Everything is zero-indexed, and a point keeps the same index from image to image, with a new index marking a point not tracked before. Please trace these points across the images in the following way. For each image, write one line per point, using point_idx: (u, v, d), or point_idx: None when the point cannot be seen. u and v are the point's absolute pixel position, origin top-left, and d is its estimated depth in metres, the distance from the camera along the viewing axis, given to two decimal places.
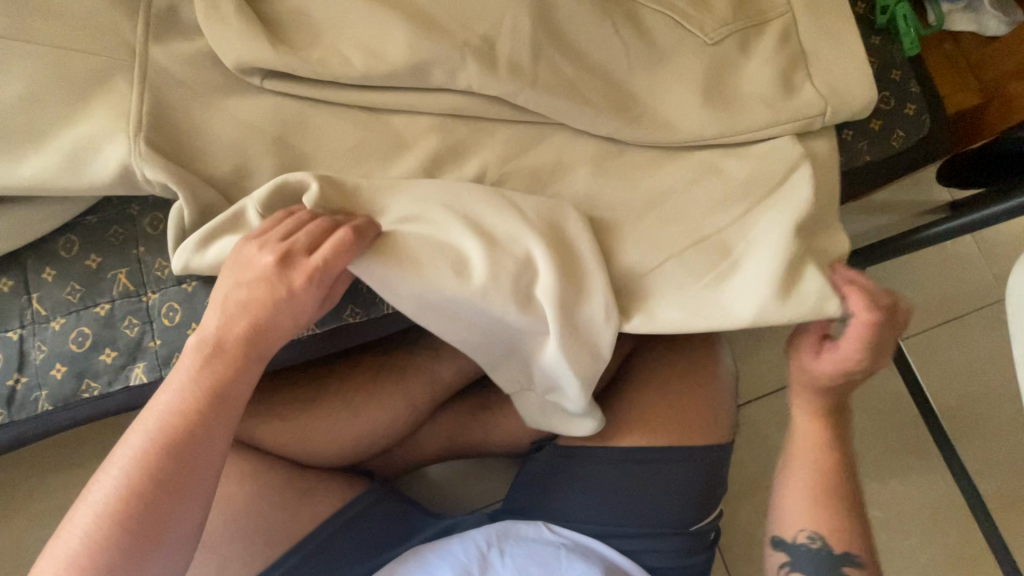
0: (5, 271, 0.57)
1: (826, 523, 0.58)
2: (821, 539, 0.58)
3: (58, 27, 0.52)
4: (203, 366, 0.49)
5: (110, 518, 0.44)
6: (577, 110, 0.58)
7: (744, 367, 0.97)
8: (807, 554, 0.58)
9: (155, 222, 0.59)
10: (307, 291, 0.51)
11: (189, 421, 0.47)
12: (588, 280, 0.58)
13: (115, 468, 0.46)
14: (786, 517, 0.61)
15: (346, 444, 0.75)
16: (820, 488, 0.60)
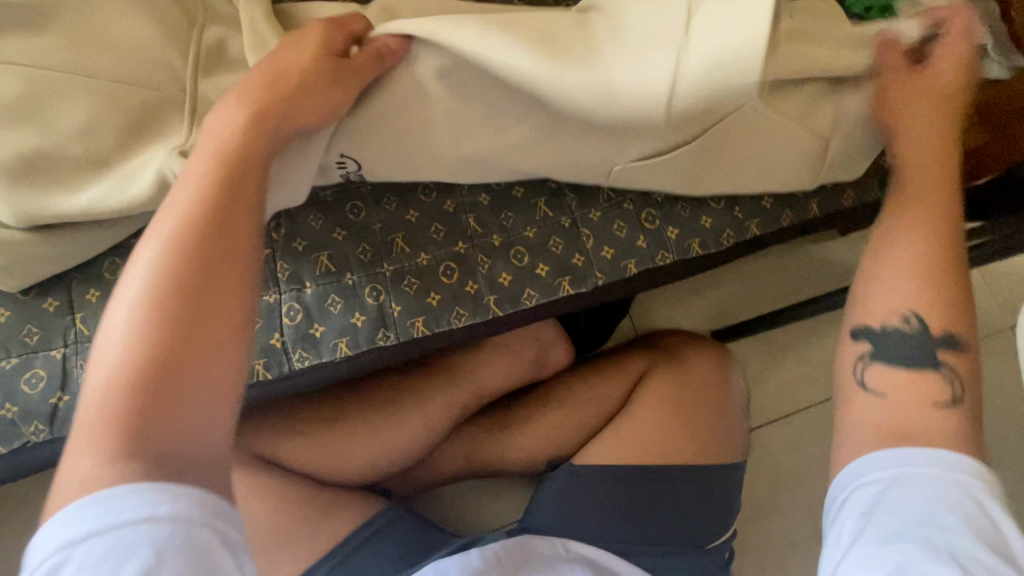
0: (50, 291, 0.59)
1: (924, 300, 0.52)
2: (917, 318, 0.51)
3: (114, 61, 0.55)
4: (191, 212, 0.45)
5: (141, 324, 0.40)
6: None
7: (756, 390, 0.99)
8: (896, 337, 0.51)
9: None
10: (323, 36, 0.53)
11: (207, 213, 0.45)
12: (637, 41, 0.52)
13: (136, 275, 0.42)
14: (883, 288, 0.54)
15: (368, 462, 0.77)
16: (927, 274, 0.52)
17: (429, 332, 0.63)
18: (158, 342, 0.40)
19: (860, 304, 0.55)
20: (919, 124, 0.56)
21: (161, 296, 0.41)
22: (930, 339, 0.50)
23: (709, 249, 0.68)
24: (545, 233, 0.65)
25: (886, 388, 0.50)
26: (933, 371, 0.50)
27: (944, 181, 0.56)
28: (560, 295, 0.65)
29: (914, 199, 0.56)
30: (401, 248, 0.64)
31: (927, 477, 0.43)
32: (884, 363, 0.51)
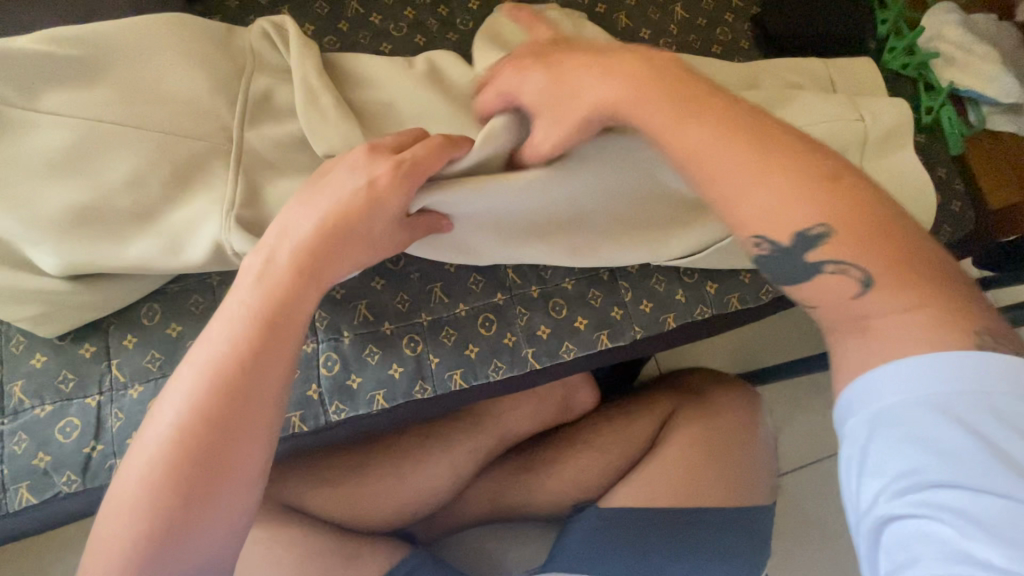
0: (86, 335, 0.59)
1: (793, 216, 0.41)
2: (768, 240, 0.42)
3: (164, 113, 0.56)
4: (221, 353, 0.47)
5: (172, 451, 0.44)
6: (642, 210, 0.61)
7: (783, 435, 0.98)
8: (779, 262, 0.43)
9: None
10: (389, 188, 0.50)
11: (246, 349, 0.47)
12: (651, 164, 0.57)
13: (175, 400, 0.46)
14: (742, 208, 0.43)
15: (395, 507, 0.75)
16: (777, 182, 0.41)
17: (466, 384, 0.62)
18: (175, 483, 0.44)
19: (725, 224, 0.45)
20: (701, 148, 0.44)
21: (182, 436, 0.45)
22: (791, 244, 0.41)
23: (748, 304, 0.67)
24: (584, 286, 0.65)
25: (814, 301, 0.43)
26: (830, 276, 0.41)
27: (754, 125, 0.44)
28: (598, 348, 0.64)
29: (697, 135, 0.44)
30: (440, 297, 0.63)
31: (902, 407, 0.36)
32: (791, 285, 0.43)
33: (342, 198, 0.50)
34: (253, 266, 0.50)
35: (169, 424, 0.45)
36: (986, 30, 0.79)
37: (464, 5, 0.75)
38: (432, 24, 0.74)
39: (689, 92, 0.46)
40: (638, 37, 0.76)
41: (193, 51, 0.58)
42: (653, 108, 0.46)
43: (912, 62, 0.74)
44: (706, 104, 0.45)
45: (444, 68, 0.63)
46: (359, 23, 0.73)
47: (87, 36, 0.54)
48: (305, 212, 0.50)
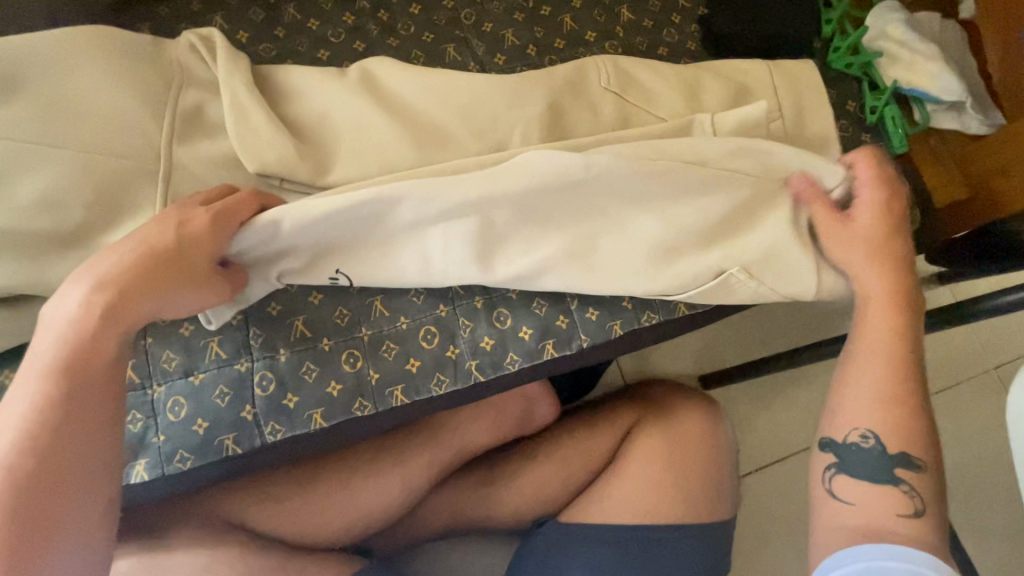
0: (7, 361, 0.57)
1: (884, 427, 0.56)
2: (875, 439, 0.56)
3: (83, 130, 0.54)
4: (22, 443, 0.43)
5: None
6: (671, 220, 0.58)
7: (747, 436, 0.97)
8: (859, 453, 0.56)
9: (165, 313, 0.59)
10: (238, 207, 0.53)
11: (57, 398, 0.45)
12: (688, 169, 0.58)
13: None
14: (851, 393, 0.58)
15: (344, 527, 0.72)
16: (890, 377, 0.57)
17: (408, 400, 0.61)
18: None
19: (838, 419, 0.59)
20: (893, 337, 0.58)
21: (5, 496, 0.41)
22: (890, 459, 0.55)
23: (698, 309, 0.66)
24: (529, 295, 0.64)
25: (851, 499, 0.55)
26: (892, 487, 0.54)
27: (893, 351, 0.58)
28: (543, 359, 0.63)
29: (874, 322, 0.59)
30: (380, 312, 0.62)
31: None
32: (853, 476, 0.56)
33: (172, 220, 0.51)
34: (50, 316, 0.48)
35: None
36: (930, 28, 0.80)
37: (405, 9, 0.73)
38: (371, 30, 0.72)
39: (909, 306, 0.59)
40: (585, 40, 0.75)
41: (116, 66, 0.56)
42: (876, 275, 0.59)
43: (856, 62, 0.74)
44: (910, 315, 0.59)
45: (380, 77, 0.61)
46: (296, 29, 0.71)
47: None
48: (121, 251, 0.50)
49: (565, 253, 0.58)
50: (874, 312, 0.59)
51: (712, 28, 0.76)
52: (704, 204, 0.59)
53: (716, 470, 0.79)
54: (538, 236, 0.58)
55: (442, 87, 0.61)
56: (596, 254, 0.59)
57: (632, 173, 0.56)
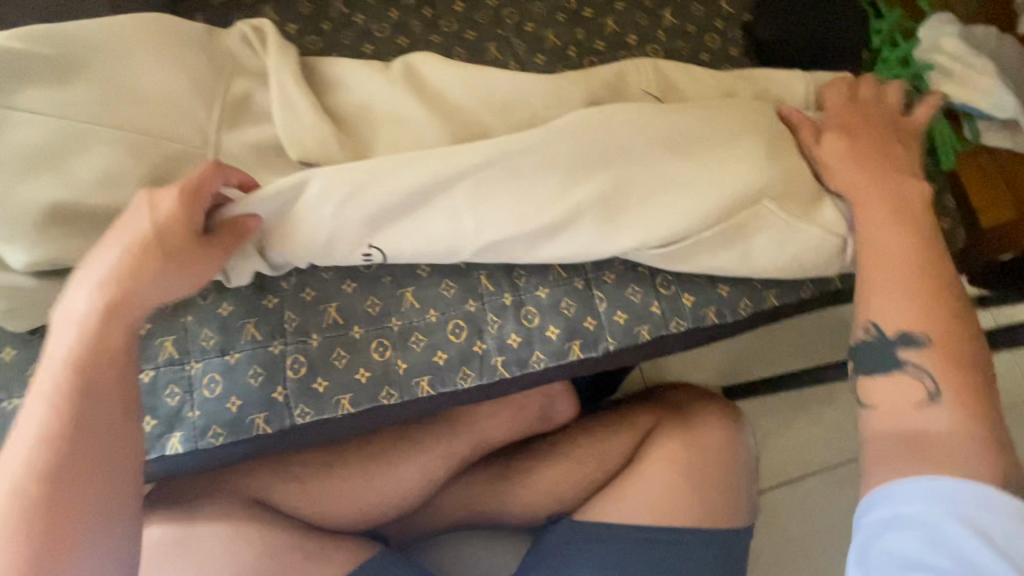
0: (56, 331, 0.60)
1: (894, 319, 0.55)
2: (898, 335, 0.55)
3: (139, 113, 0.56)
4: (44, 432, 0.46)
5: (28, 496, 0.44)
6: (700, 183, 0.59)
7: (768, 450, 0.96)
8: (868, 350, 0.56)
9: (205, 293, 0.61)
10: (174, 214, 0.51)
11: (73, 389, 0.48)
12: (697, 145, 0.60)
13: (19, 447, 0.46)
14: (866, 294, 0.57)
15: (362, 513, 0.73)
16: (905, 289, 0.55)
17: (434, 391, 0.61)
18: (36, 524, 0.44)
19: (850, 313, 0.59)
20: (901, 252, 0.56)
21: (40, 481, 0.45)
22: (895, 338, 0.55)
23: (727, 318, 0.66)
24: (557, 295, 0.64)
25: (880, 401, 0.55)
26: (903, 371, 0.54)
27: (906, 268, 0.56)
28: (569, 359, 0.63)
29: (880, 238, 0.58)
30: (410, 303, 0.63)
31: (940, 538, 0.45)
32: (871, 374, 0.56)
33: (133, 236, 0.50)
34: (68, 310, 0.50)
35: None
36: (985, 40, 0.77)
37: (449, 7, 0.74)
38: (415, 26, 0.73)
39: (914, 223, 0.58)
40: (625, 43, 0.75)
41: (171, 51, 0.58)
42: (875, 189, 0.60)
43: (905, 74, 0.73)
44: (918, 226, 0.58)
45: (422, 74, 0.62)
46: (343, 23, 0.72)
47: (65, 35, 0.55)
48: (103, 260, 0.50)
49: (598, 201, 0.59)
50: (866, 203, 0.59)
51: (754, 38, 0.76)
52: (725, 170, 0.59)
53: (735, 480, 0.78)
54: (569, 186, 0.59)
55: (482, 83, 0.62)
56: (631, 207, 0.60)
57: (649, 124, 0.60)
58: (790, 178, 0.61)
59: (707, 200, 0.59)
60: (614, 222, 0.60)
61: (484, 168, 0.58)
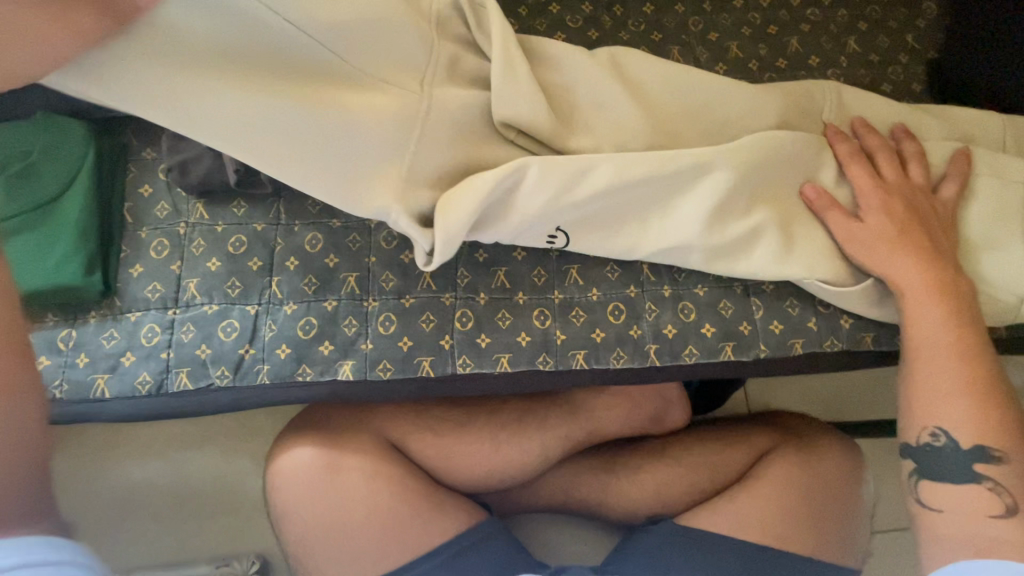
0: (255, 250, 0.65)
1: (958, 425, 0.56)
2: (947, 437, 0.57)
3: None
4: None
5: None
6: (876, 213, 0.61)
7: (881, 494, 0.90)
8: (934, 454, 0.57)
9: (389, 238, 0.66)
10: None
11: None
12: (873, 178, 0.63)
13: None
14: (919, 407, 0.58)
15: (477, 476, 0.76)
16: (966, 390, 0.56)
17: (587, 365, 0.63)
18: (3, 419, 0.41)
19: (910, 413, 0.59)
20: (946, 391, 0.57)
21: None
22: (966, 449, 0.56)
23: (883, 346, 0.66)
24: (716, 295, 0.66)
25: (943, 505, 0.57)
26: (976, 484, 0.55)
27: (966, 371, 0.57)
28: (721, 358, 0.64)
29: (936, 382, 0.58)
30: (575, 279, 0.65)
31: None
32: (934, 481, 0.57)
33: None
34: None
35: None
36: None
37: (638, 8, 0.77)
38: (606, 21, 0.76)
39: (962, 326, 0.58)
40: (807, 64, 0.76)
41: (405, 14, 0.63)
42: (936, 305, 0.58)
43: None
44: (965, 328, 0.58)
45: (624, 64, 0.65)
46: (539, 10, 0.76)
47: None
48: None
49: (775, 218, 0.61)
50: (926, 320, 0.59)
51: (942, 75, 0.75)
52: (898, 206, 0.61)
53: (850, 516, 0.76)
54: (747, 203, 0.61)
55: (678, 85, 0.65)
56: (801, 230, 0.62)
57: (815, 152, 0.64)
58: (954, 223, 0.63)
59: (882, 231, 0.61)
60: (786, 242, 0.62)
61: (674, 168, 0.60)
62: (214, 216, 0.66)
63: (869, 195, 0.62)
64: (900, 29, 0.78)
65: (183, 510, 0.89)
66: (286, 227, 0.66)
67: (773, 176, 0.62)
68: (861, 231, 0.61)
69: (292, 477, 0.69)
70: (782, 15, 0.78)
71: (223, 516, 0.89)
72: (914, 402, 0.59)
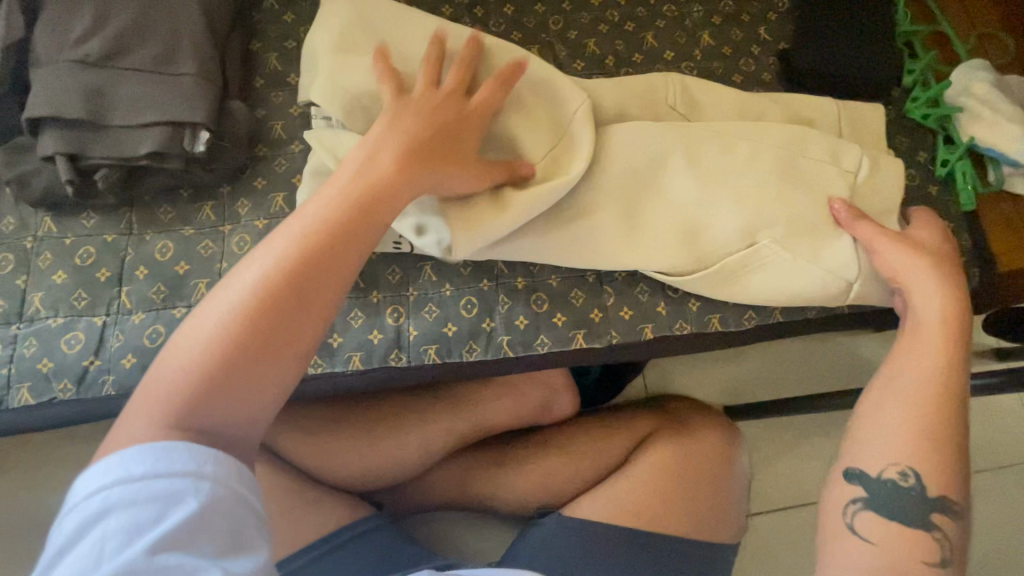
0: (104, 261, 0.65)
1: (925, 466, 0.51)
2: (915, 477, 0.51)
3: (201, 72, 0.64)
4: (285, 253, 0.45)
5: (263, 297, 0.44)
6: (706, 197, 0.63)
7: (769, 474, 0.93)
8: (888, 489, 0.51)
9: (241, 243, 0.66)
10: None
11: (337, 231, 0.47)
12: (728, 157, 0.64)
13: (268, 252, 0.46)
14: (881, 429, 0.54)
15: (358, 475, 0.76)
16: (956, 434, 0.52)
17: (440, 360, 0.64)
18: (231, 353, 0.42)
19: (873, 447, 0.53)
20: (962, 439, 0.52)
21: (268, 289, 0.44)
22: (931, 496, 0.50)
23: (730, 328, 0.68)
24: (569, 285, 0.67)
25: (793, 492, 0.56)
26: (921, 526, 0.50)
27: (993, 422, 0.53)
28: (572, 347, 0.66)
29: (920, 418, 0.53)
30: (429, 276, 0.66)
31: None
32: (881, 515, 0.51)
33: None
34: (357, 161, 0.51)
35: (220, 314, 0.43)
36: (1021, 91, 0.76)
37: (499, 9, 0.79)
38: (466, 23, 0.78)
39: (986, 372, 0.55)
40: (662, 59, 0.78)
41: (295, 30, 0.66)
42: (908, 331, 0.58)
43: (934, 113, 0.75)
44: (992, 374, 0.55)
45: None
46: None
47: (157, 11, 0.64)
48: None
49: (611, 204, 0.63)
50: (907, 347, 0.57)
51: (792, 66, 0.78)
52: (742, 179, 0.63)
53: (726, 495, 0.78)
54: (581, 193, 0.63)
55: None
56: (643, 215, 0.64)
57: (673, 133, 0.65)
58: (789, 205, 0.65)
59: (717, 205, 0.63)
60: (623, 226, 0.63)
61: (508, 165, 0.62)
62: (63, 228, 0.66)
63: (711, 171, 0.64)
64: (752, 22, 0.81)
65: None
66: (137, 236, 0.66)
67: (611, 159, 0.63)
68: (692, 216, 0.63)
69: None
70: (639, 12, 0.80)
71: None
72: (885, 437, 0.53)
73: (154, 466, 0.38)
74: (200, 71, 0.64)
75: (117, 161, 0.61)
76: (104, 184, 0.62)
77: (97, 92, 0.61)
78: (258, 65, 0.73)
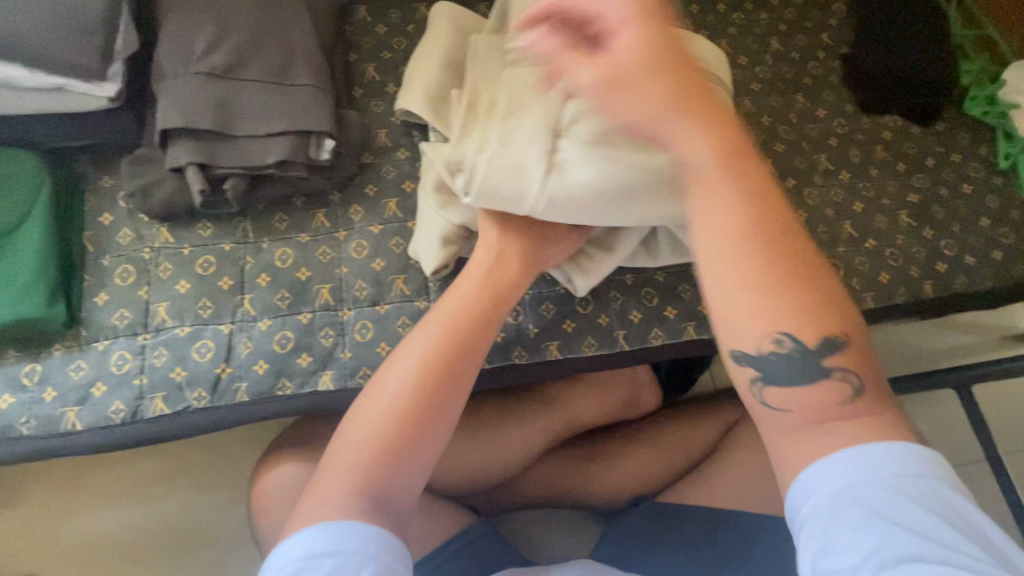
0: (224, 269, 0.65)
1: (799, 321, 0.42)
2: (790, 340, 0.42)
3: (316, 80, 0.65)
4: (443, 328, 0.54)
5: (428, 371, 0.52)
6: None
7: None
8: (778, 364, 0.42)
9: (359, 247, 0.67)
10: None
11: (479, 310, 0.56)
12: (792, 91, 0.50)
13: (427, 329, 0.55)
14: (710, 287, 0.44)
15: (465, 477, 0.78)
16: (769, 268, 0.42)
17: (560, 356, 0.67)
18: (406, 422, 0.50)
19: (724, 315, 0.44)
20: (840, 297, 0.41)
21: (433, 362, 0.53)
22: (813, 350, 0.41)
23: None
24: (675, 279, 0.70)
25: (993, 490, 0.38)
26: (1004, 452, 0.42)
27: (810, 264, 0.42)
28: (683, 338, 0.69)
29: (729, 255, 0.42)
30: (543, 274, 0.68)
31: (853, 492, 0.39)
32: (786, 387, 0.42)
33: None
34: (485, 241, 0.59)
35: (396, 388, 0.51)
36: None
37: None
38: None
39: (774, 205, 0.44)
40: (736, 63, 0.82)
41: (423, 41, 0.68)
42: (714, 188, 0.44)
43: (993, 111, 0.81)
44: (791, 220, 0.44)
45: None
46: None
47: (271, 23, 0.66)
48: None
49: None
50: (716, 191, 0.44)
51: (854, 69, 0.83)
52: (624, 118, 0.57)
53: None
54: None
55: None
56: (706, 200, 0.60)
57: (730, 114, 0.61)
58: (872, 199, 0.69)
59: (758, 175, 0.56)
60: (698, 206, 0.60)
61: None
62: (179, 238, 0.66)
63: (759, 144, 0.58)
64: (816, 28, 0.86)
65: (160, 547, 0.85)
66: (254, 244, 0.67)
67: None
68: None
69: (279, 491, 0.68)
70: (710, 20, 0.84)
71: (201, 550, 0.85)
72: (721, 287, 0.43)
73: (330, 542, 0.44)
74: (317, 81, 0.65)
75: (245, 171, 0.62)
76: (233, 194, 0.62)
77: (224, 104, 0.61)
78: (357, 74, 0.75)
